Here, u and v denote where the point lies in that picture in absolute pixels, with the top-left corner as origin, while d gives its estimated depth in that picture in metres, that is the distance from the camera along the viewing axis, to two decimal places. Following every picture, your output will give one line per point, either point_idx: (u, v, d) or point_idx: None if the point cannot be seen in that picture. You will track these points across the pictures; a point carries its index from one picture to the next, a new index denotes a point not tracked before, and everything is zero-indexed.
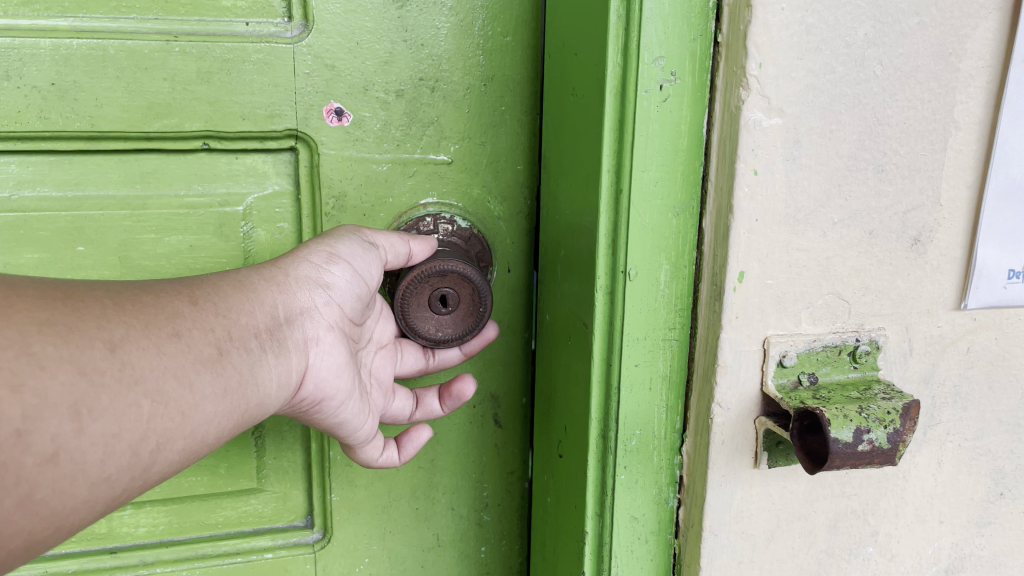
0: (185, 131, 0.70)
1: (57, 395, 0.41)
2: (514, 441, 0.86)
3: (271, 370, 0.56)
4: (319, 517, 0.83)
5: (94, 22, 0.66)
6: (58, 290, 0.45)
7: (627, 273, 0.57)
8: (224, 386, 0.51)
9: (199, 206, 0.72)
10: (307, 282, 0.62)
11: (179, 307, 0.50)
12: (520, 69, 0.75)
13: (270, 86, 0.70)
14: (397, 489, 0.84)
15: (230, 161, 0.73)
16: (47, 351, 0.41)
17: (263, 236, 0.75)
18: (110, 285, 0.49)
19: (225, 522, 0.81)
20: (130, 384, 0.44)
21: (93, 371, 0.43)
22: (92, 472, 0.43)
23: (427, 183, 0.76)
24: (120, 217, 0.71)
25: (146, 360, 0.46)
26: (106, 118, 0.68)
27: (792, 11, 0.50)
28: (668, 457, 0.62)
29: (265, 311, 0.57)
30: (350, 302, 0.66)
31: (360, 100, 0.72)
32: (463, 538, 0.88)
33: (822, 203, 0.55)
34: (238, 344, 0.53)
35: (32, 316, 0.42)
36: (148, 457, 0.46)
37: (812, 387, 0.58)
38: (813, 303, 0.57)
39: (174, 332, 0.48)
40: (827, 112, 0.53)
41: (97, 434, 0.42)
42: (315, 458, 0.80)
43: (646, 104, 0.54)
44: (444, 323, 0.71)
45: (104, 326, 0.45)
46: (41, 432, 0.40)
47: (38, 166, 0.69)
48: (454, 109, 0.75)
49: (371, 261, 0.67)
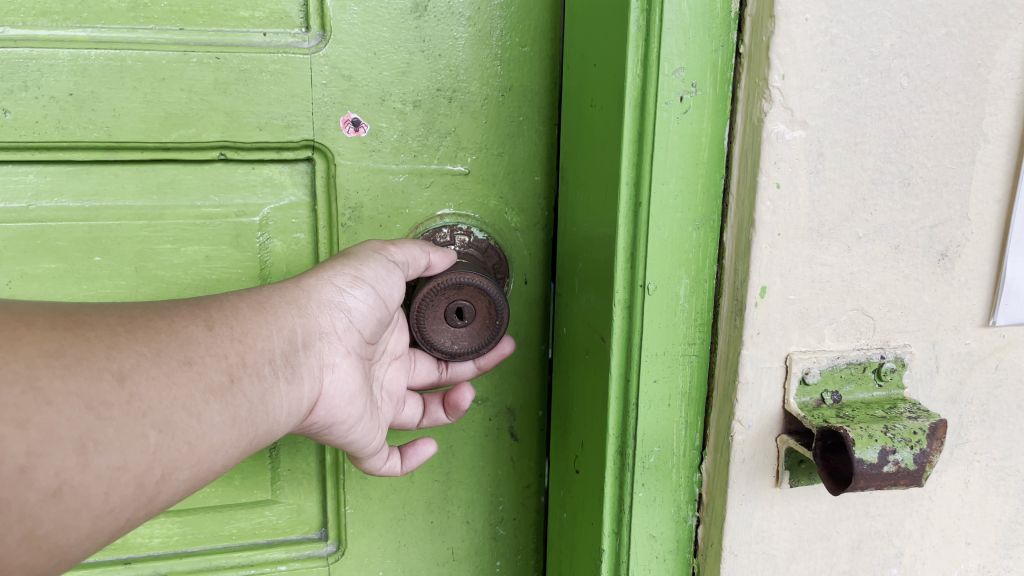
0: (202, 141, 0.70)
1: (63, 430, 0.40)
2: (531, 455, 0.85)
3: (282, 396, 0.56)
4: (333, 530, 0.82)
5: (112, 33, 0.66)
6: (68, 317, 0.45)
7: (645, 286, 0.56)
8: (233, 415, 0.50)
9: (216, 217, 0.72)
10: (327, 305, 0.62)
11: (193, 333, 0.50)
12: (538, 79, 0.75)
13: (287, 97, 0.70)
14: (411, 502, 0.83)
15: (247, 172, 0.72)
16: (54, 385, 0.41)
17: (279, 247, 0.74)
18: (122, 309, 0.49)
19: (240, 533, 0.80)
20: (137, 415, 0.44)
21: (100, 405, 0.42)
22: (96, 504, 0.42)
23: (443, 194, 0.76)
24: (137, 227, 0.71)
25: (155, 390, 0.45)
26: (124, 129, 0.68)
27: (816, 21, 0.49)
28: (687, 475, 0.61)
29: (282, 335, 0.57)
30: (368, 325, 0.65)
31: (377, 110, 0.72)
32: (477, 552, 0.87)
33: (847, 217, 0.54)
34: (251, 371, 0.53)
35: (40, 348, 0.41)
36: (154, 487, 0.45)
37: (836, 406, 0.57)
38: (837, 318, 0.56)
39: (186, 360, 0.48)
40: (851, 124, 0.52)
41: (102, 467, 0.42)
42: (329, 469, 0.80)
43: (666, 116, 0.53)
44: (459, 336, 0.71)
45: (113, 356, 0.44)
46: (45, 468, 0.39)
47: (56, 176, 0.69)
48: (472, 120, 0.75)
49: (394, 283, 0.67)
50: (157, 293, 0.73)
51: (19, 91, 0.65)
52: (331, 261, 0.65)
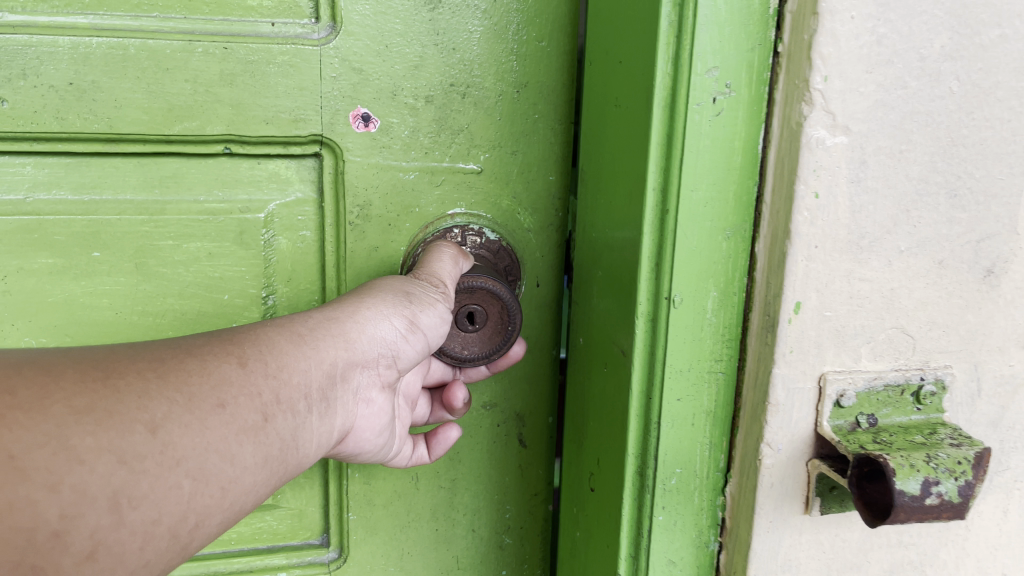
0: (207, 134, 0.67)
1: (96, 489, 0.41)
2: (540, 464, 0.83)
3: (312, 431, 0.58)
4: (336, 536, 0.81)
5: (114, 20, 0.64)
6: (98, 369, 0.46)
7: (671, 299, 0.54)
8: (265, 454, 0.52)
9: (219, 213, 0.70)
10: (368, 338, 0.63)
11: (228, 373, 0.52)
12: (555, 76, 0.72)
13: (295, 89, 0.67)
14: (416, 509, 0.81)
15: (252, 167, 0.70)
16: (85, 441, 0.42)
17: (285, 245, 0.72)
18: (151, 351, 0.50)
19: (239, 537, 0.79)
20: (171, 465, 0.45)
21: (133, 457, 0.43)
22: (130, 560, 0.43)
23: (454, 193, 0.73)
24: (138, 222, 0.69)
25: (188, 438, 0.46)
26: (125, 120, 0.65)
27: (862, 20, 0.46)
28: (709, 497, 0.59)
29: (320, 371, 0.59)
30: (405, 358, 0.67)
31: (388, 105, 0.69)
32: (483, 561, 0.84)
33: (889, 229, 0.51)
34: (287, 408, 0.55)
35: (70, 405, 0.42)
36: (188, 535, 0.47)
37: (871, 429, 0.54)
38: (875, 337, 0.53)
39: (219, 403, 0.49)
40: (896, 131, 0.49)
41: (136, 522, 0.43)
42: (332, 474, 0.78)
43: (697, 118, 0.50)
44: (469, 341, 0.70)
45: (145, 406, 0.45)
46: (80, 530, 0.40)
47: (55, 168, 0.67)
48: (486, 117, 0.72)
49: (441, 321, 0.67)
50: (158, 290, 0.71)
51: (16, 80, 0.63)
52: (373, 290, 0.66)
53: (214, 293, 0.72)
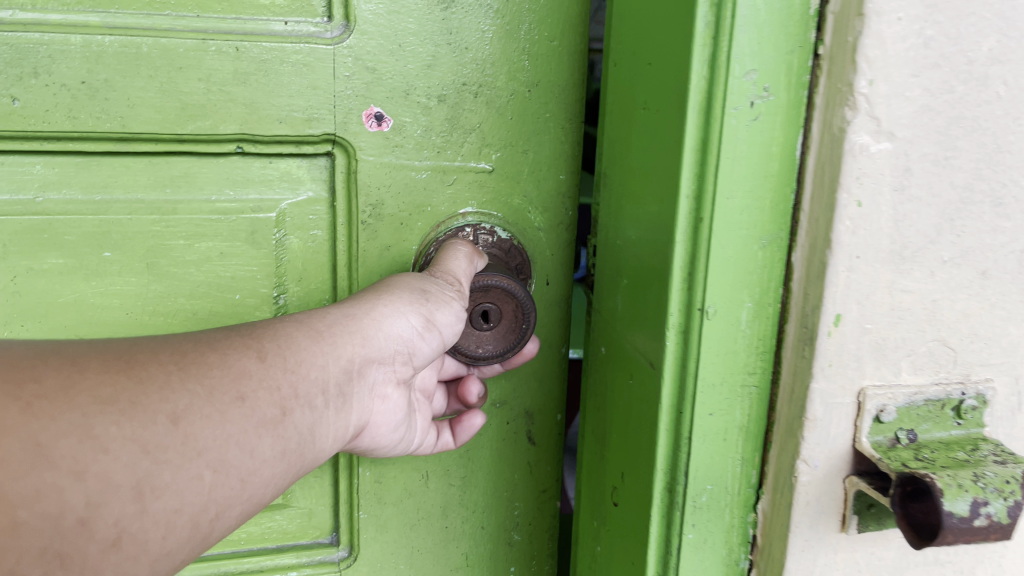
0: (220, 134, 0.67)
1: (121, 477, 0.44)
2: (549, 461, 0.83)
3: (328, 426, 0.59)
4: (346, 534, 0.81)
5: (127, 18, 0.63)
6: (122, 360, 0.48)
7: (705, 310, 0.54)
8: (283, 447, 0.54)
9: (231, 212, 0.70)
10: (386, 335, 0.64)
11: (248, 367, 0.54)
12: (567, 75, 0.72)
13: (309, 88, 0.67)
14: (426, 507, 0.82)
15: (263, 166, 0.70)
16: (109, 431, 0.44)
17: (296, 244, 0.72)
18: (175, 343, 0.53)
19: (249, 537, 0.79)
20: (192, 456, 0.48)
21: (154, 448, 0.46)
22: (153, 549, 0.46)
23: (466, 192, 0.73)
24: (149, 222, 0.68)
25: (209, 429, 0.49)
26: (138, 119, 0.65)
27: (910, 21, 0.47)
28: (741, 514, 0.60)
29: (337, 366, 0.60)
30: (421, 355, 0.67)
31: (401, 104, 0.69)
32: (491, 558, 0.85)
33: (932, 239, 0.51)
34: (305, 403, 0.56)
35: (96, 395, 0.45)
36: (209, 525, 0.49)
37: (912, 445, 0.54)
38: (916, 349, 0.54)
39: (239, 396, 0.52)
40: (941, 138, 0.49)
41: (158, 511, 0.46)
42: (343, 473, 0.78)
43: (734, 122, 0.51)
44: (484, 340, 0.70)
45: (167, 397, 0.48)
46: (104, 518, 0.43)
47: (65, 167, 0.66)
48: (498, 116, 0.72)
49: (459, 318, 0.67)
50: (169, 290, 0.70)
51: (28, 78, 0.62)
52: (391, 285, 0.66)
53: (225, 293, 0.71)
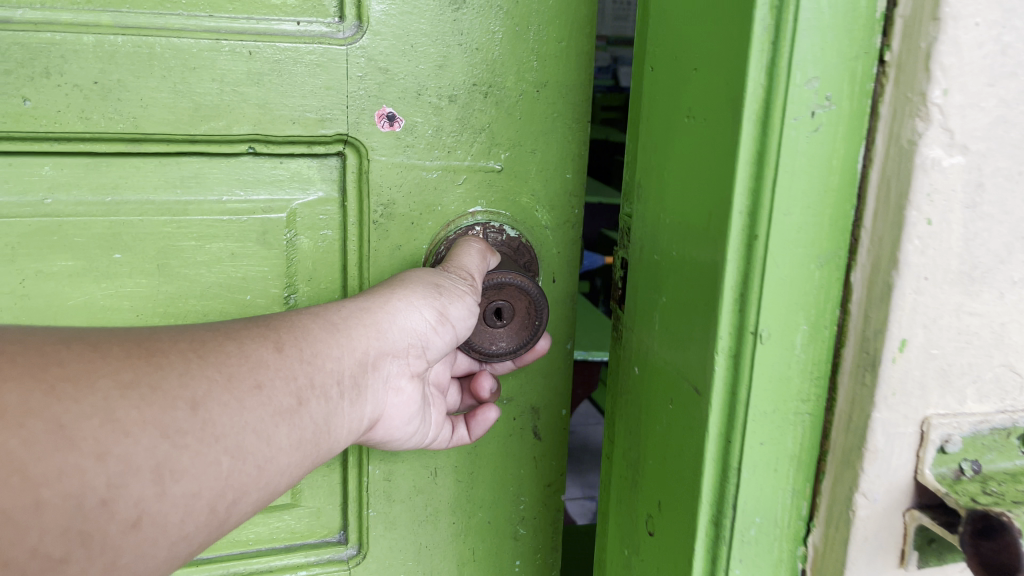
0: (233, 134, 0.66)
1: (142, 460, 0.46)
2: (554, 456, 0.84)
3: (343, 416, 0.61)
4: (354, 532, 0.82)
5: (138, 17, 0.62)
6: (143, 346, 0.50)
7: (758, 333, 0.51)
8: (299, 437, 0.56)
9: (242, 213, 0.70)
10: (399, 329, 0.65)
11: (265, 356, 0.56)
12: (574, 76, 0.73)
13: (322, 89, 0.67)
14: (434, 504, 0.82)
15: (274, 166, 0.70)
16: (131, 415, 0.46)
17: (306, 244, 0.72)
18: (194, 332, 0.55)
19: (257, 538, 0.79)
20: (210, 441, 0.50)
21: (175, 432, 0.48)
22: (172, 532, 0.48)
23: (476, 192, 0.74)
24: (160, 223, 0.68)
25: (227, 416, 0.51)
26: (151, 120, 0.64)
27: (987, 27, 0.44)
28: (789, 545, 0.57)
29: (351, 358, 0.62)
30: (434, 349, 0.68)
31: (412, 104, 0.69)
32: (497, 553, 0.86)
33: (1003, 259, 0.49)
34: (319, 394, 0.58)
35: (118, 380, 0.47)
36: (225, 511, 0.51)
37: (977, 477, 0.51)
38: (982, 375, 0.51)
39: (256, 385, 0.54)
40: (1015, 153, 0.47)
41: (177, 494, 0.47)
42: (352, 472, 0.79)
43: (794, 134, 0.48)
44: (497, 337, 0.71)
45: (187, 384, 0.50)
46: (126, 499, 0.45)
47: (73, 169, 0.65)
48: (507, 116, 0.73)
49: (472, 313, 0.68)
50: (180, 291, 0.70)
51: (40, 78, 0.61)
52: (402, 278, 0.67)
53: (236, 294, 0.71)
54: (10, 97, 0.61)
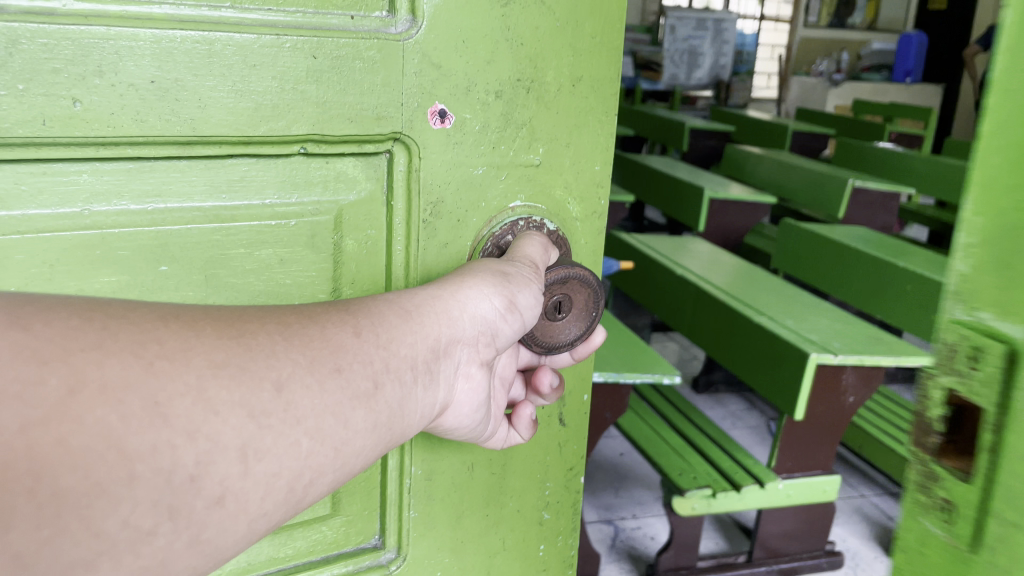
0: (291, 134, 0.64)
1: (228, 438, 0.40)
2: (575, 440, 0.89)
3: (417, 403, 0.53)
4: (393, 536, 0.81)
5: (192, 13, 0.59)
6: (230, 322, 0.44)
7: None
8: (375, 421, 0.49)
9: (291, 216, 0.68)
10: (470, 312, 0.58)
11: (344, 340, 0.49)
12: (610, 69, 0.74)
13: (380, 86, 0.65)
14: (469, 499, 0.84)
15: (320, 166, 0.68)
16: (221, 395, 0.40)
17: (352, 247, 0.71)
18: (276, 308, 0.48)
19: (296, 553, 0.76)
20: (292, 423, 0.44)
21: (261, 413, 0.42)
22: (252, 509, 0.42)
23: (517, 186, 0.75)
24: (210, 232, 0.65)
25: (310, 398, 0.45)
26: (208, 122, 0.61)
27: None
28: None
29: (425, 343, 0.54)
30: (502, 338, 0.61)
31: (462, 101, 0.69)
32: (525, 538, 0.89)
33: None
34: (396, 378, 0.51)
35: (210, 358, 0.41)
36: (303, 492, 0.45)
37: None
38: None
39: (336, 368, 0.47)
40: None
41: (260, 474, 0.42)
42: (394, 475, 0.79)
43: None
44: (558, 331, 0.71)
45: (273, 364, 0.44)
46: (211, 476, 0.39)
47: (113, 175, 0.60)
48: (548, 110, 0.73)
49: (531, 294, 0.64)
50: (225, 303, 0.67)
51: (92, 78, 0.56)
52: (470, 267, 0.63)
53: (283, 300, 0.69)
54: (59, 99, 0.56)
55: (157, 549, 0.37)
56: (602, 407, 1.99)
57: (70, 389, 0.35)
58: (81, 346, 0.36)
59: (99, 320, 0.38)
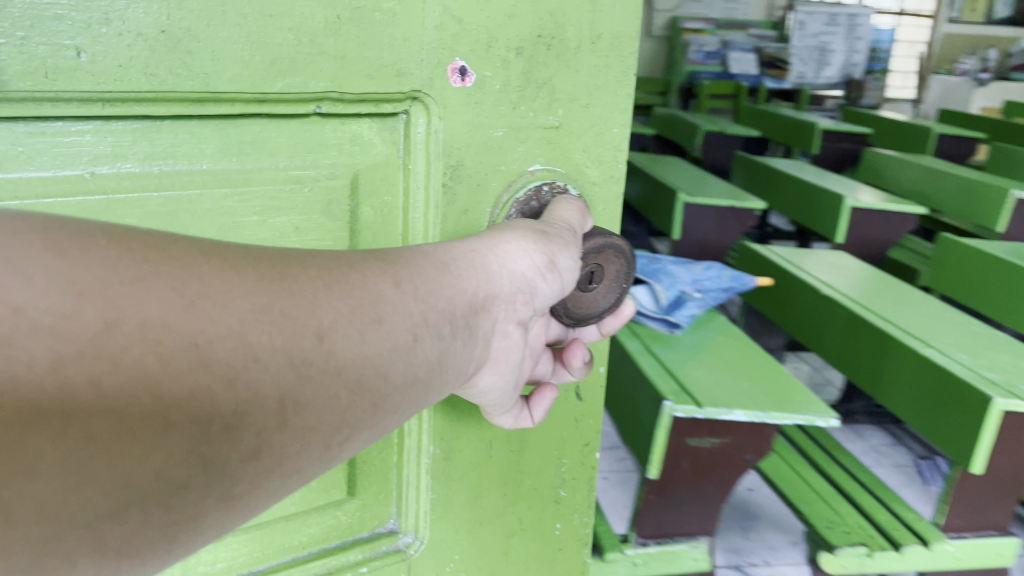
0: (309, 91, 0.61)
1: (268, 388, 0.37)
2: (591, 414, 0.86)
3: (455, 360, 0.51)
4: (410, 518, 0.78)
5: None
6: (272, 263, 0.41)
7: None
8: (413, 376, 0.47)
9: (306, 181, 0.64)
10: (512, 270, 0.56)
11: (384, 291, 0.46)
12: (631, 25, 0.72)
13: (400, 40, 0.63)
14: (487, 479, 0.81)
15: (337, 127, 0.65)
16: (263, 342, 0.38)
17: (369, 214, 0.69)
18: (317, 253, 0.46)
19: (309, 541, 0.72)
20: (333, 374, 0.41)
21: (301, 361, 0.39)
22: (288, 464, 0.39)
23: (536, 149, 0.73)
24: (222, 197, 0.61)
25: (351, 349, 0.42)
26: (222, 77, 0.57)
27: None
28: None
29: (463, 299, 0.52)
30: (541, 299, 0.58)
31: (483, 57, 0.67)
32: (541, 517, 0.86)
33: None
34: (436, 333, 0.49)
35: (253, 302, 0.38)
36: (338, 447, 0.43)
37: None
38: None
39: (376, 318, 0.45)
40: None
41: (297, 427, 0.39)
42: (411, 455, 0.76)
43: None
44: (587, 302, 0.68)
45: (315, 312, 0.41)
46: (249, 427, 0.37)
47: (119, 136, 0.56)
48: (568, 69, 0.71)
49: (571, 257, 0.61)
50: None
51: (97, 27, 0.52)
52: (510, 223, 0.60)
53: None
54: (61, 49, 0.51)
55: (189, 503, 0.34)
56: (741, 447, 1.63)
57: (106, 324, 0.33)
58: (118, 280, 0.34)
59: (138, 254, 0.36)
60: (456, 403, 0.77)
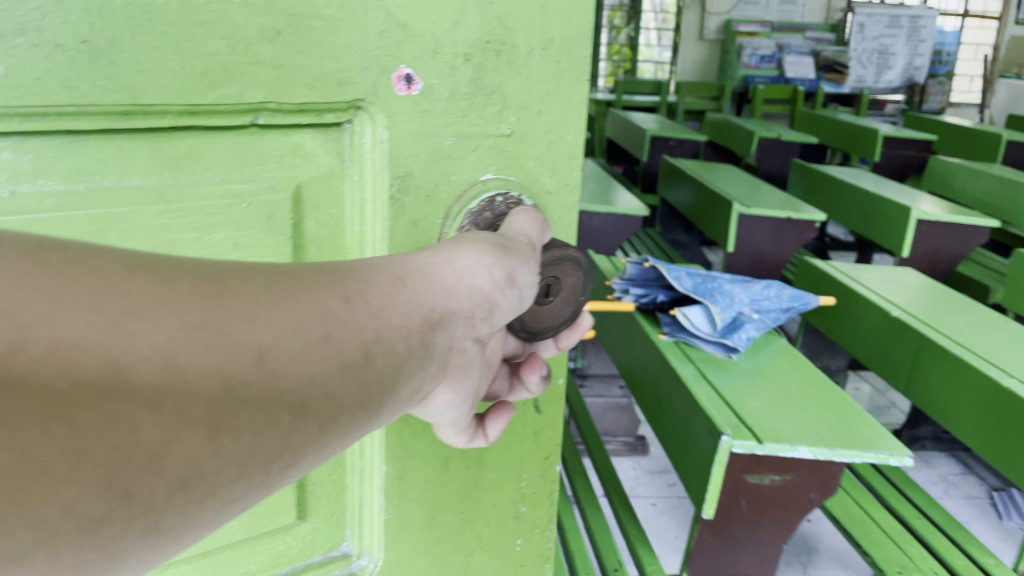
0: (245, 101, 0.58)
1: (199, 413, 0.34)
2: (552, 428, 0.83)
3: (411, 380, 0.48)
4: (364, 540, 0.76)
5: None
6: (209, 277, 0.39)
7: None
8: (364, 395, 0.44)
9: (244, 195, 0.62)
10: (471, 287, 0.54)
11: (331, 306, 0.44)
12: (583, 29, 0.70)
13: (341, 47, 0.61)
14: (444, 496, 0.78)
15: (276, 138, 0.62)
16: (193, 362, 0.35)
17: (314, 227, 0.67)
18: (257, 266, 0.43)
19: (257, 569, 0.69)
20: (276, 397, 0.38)
21: (237, 383, 0.36)
22: (223, 493, 0.35)
23: (488, 157, 0.71)
24: (154, 213, 0.58)
25: (294, 369, 0.39)
26: (151, 88, 0.54)
27: None
28: None
29: (418, 314, 0.49)
30: (500, 314, 0.56)
31: (429, 64, 0.65)
32: (501, 533, 0.84)
33: None
34: (388, 350, 0.46)
35: (183, 319, 0.36)
36: (279, 474, 0.39)
37: None
38: None
39: (323, 335, 0.42)
40: None
41: (233, 452, 0.35)
42: (365, 475, 0.73)
43: None
44: (544, 316, 0.67)
45: (254, 329, 0.39)
46: (178, 455, 0.33)
47: (41, 152, 0.53)
48: (518, 75, 0.69)
49: (531, 271, 0.60)
50: None
51: (12, 37, 0.48)
52: (467, 235, 0.58)
53: None
54: None
55: (106, 540, 0.31)
56: (805, 485, 1.57)
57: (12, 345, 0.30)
58: (33, 295, 0.33)
59: (52, 269, 0.34)
60: (411, 420, 0.74)
